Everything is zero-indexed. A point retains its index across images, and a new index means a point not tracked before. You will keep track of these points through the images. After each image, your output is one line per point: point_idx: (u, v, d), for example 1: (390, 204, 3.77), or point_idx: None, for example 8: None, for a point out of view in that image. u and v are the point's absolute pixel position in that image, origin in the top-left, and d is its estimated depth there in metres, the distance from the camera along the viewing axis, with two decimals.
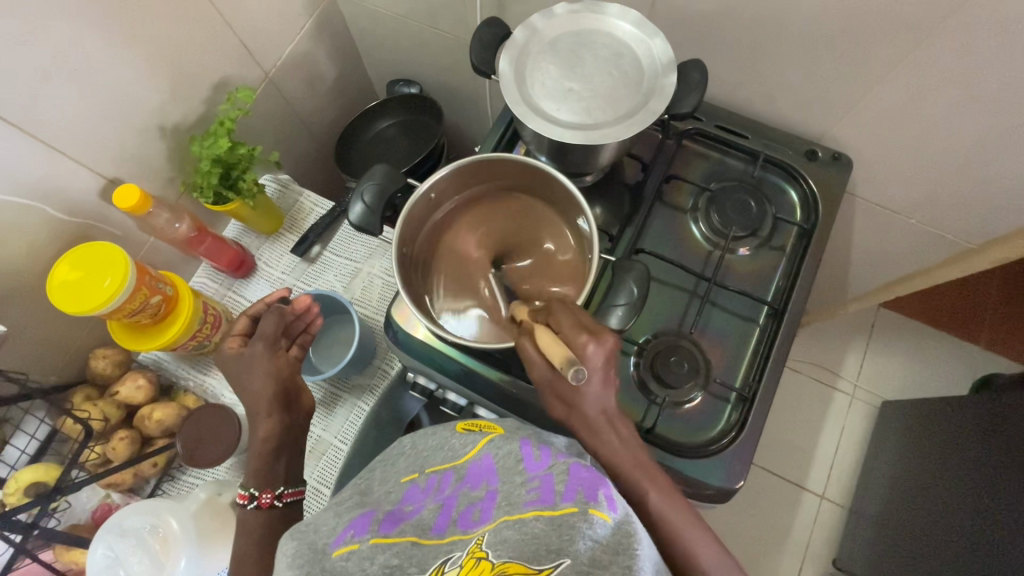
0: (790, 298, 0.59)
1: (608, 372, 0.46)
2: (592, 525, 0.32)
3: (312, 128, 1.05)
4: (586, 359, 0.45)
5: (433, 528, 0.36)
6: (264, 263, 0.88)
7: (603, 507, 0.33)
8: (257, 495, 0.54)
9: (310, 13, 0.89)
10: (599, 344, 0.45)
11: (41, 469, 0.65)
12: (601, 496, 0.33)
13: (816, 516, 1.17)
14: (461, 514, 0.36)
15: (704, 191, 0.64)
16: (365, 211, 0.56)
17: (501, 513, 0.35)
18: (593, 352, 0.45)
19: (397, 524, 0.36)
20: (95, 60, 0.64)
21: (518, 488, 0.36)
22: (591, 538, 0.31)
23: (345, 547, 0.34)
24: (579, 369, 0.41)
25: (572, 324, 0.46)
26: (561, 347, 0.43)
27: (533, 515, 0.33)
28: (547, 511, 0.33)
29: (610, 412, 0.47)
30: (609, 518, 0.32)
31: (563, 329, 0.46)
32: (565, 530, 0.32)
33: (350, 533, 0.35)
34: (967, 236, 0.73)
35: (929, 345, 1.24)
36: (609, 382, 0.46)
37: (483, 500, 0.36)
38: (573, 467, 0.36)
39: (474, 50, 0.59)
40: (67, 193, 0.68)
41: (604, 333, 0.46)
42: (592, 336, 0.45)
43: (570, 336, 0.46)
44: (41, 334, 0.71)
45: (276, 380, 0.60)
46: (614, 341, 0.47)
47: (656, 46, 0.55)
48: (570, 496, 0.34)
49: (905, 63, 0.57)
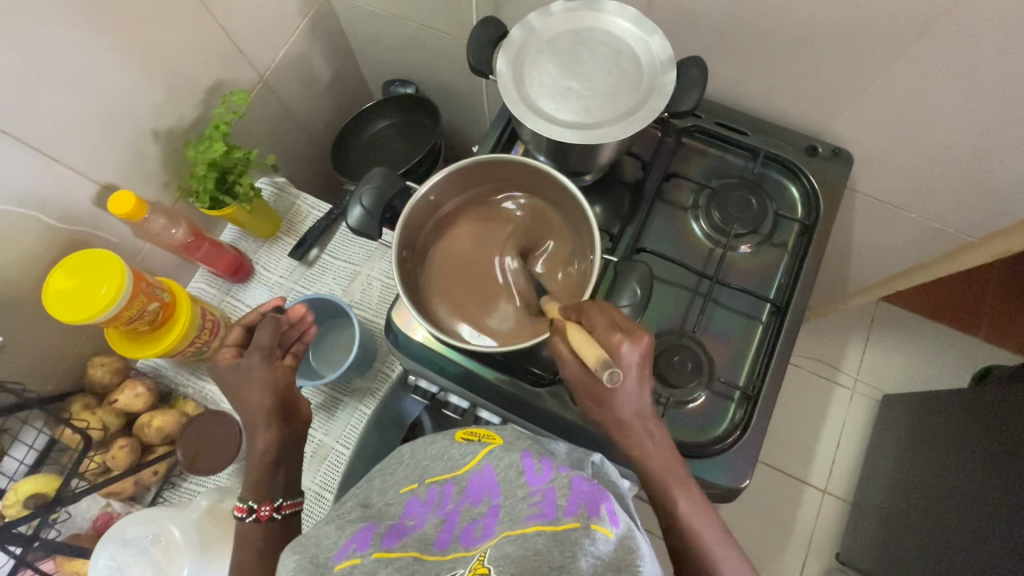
0: (793, 295, 0.59)
1: (645, 371, 0.45)
2: (594, 540, 0.31)
3: (307, 129, 1.04)
4: (621, 360, 0.44)
5: (435, 543, 0.35)
6: (262, 267, 0.88)
7: (606, 522, 0.32)
8: (255, 508, 0.54)
9: (304, 14, 0.89)
10: (633, 345, 0.44)
11: (38, 481, 0.65)
12: (603, 511, 0.33)
13: (818, 509, 1.17)
14: (463, 531, 0.36)
15: (704, 188, 0.63)
16: (363, 215, 0.56)
17: (503, 528, 0.34)
18: (627, 354, 0.44)
19: (399, 539, 0.35)
20: (87, 66, 0.63)
21: (520, 503, 0.36)
22: (593, 554, 0.31)
23: (347, 562, 0.33)
24: (614, 371, 0.40)
25: (605, 324, 0.45)
26: (591, 350, 0.42)
27: (535, 530, 0.33)
28: (548, 526, 0.33)
29: (643, 409, 0.46)
30: (612, 533, 0.32)
31: (598, 328, 0.44)
32: (567, 546, 0.31)
33: (351, 547, 0.34)
34: (967, 230, 0.73)
35: (929, 337, 1.25)
36: (645, 380, 0.46)
37: (486, 516, 0.36)
38: (575, 481, 0.36)
39: (471, 49, 0.58)
40: (60, 201, 0.67)
41: (640, 333, 0.45)
42: (627, 337, 0.44)
43: (603, 337, 0.44)
44: (38, 343, 0.71)
45: (273, 393, 0.59)
46: (650, 339, 0.45)
47: (656, 44, 0.55)
48: (572, 510, 0.33)
49: (907, 57, 0.56)
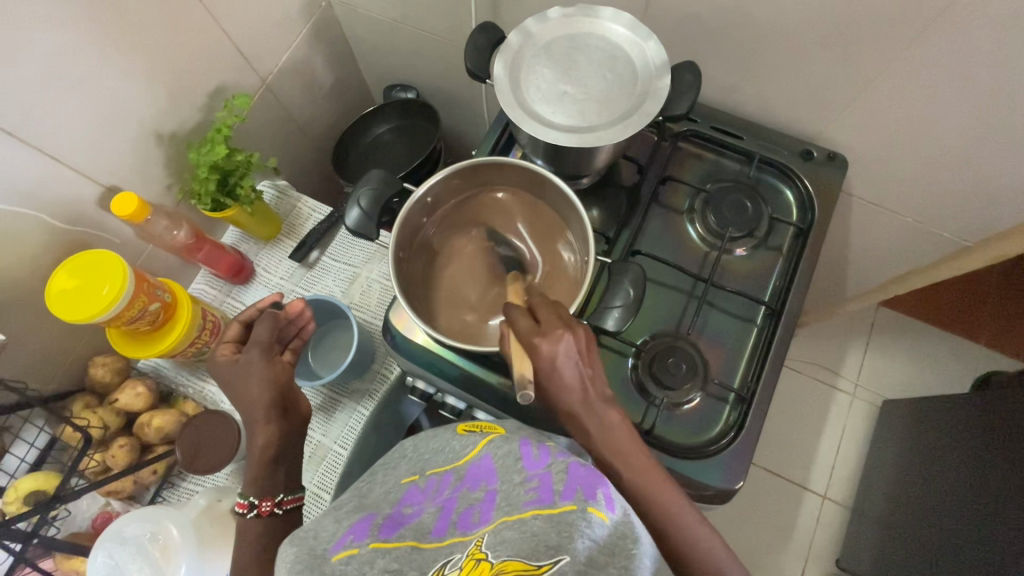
0: (788, 298, 0.59)
1: (578, 364, 0.46)
2: (591, 524, 0.33)
3: (309, 133, 1.05)
4: (544, 360, 0.45)
5: (433, 531, 0.36)
6: (263, 269, 0.88)
7: (601, 506, 0.34)
8: (256, 504, 0.55)
9: (307, 19, 0.90)
10: (552, 344, 0.46)
11: (39, 478, 0.66)
12: (600, 496, 0.35)
13: (818, 515, 1.17)
14: (462, 515, 0.36)
15: (700, 192, 0.64)
16: (360, 216, 0.56)
17: (501, 513, 0.35)
18: (547, 352, 0.45)
19: (397, 528, 0.36)
20: (93, 70, 0.64)
21: (518, 487, 0.36)
22: (589, 537, 0.33)
23: (344, 552, 0.34)
24: (524, 390, 0.44)
25: (527, 328, 0.47)
26: (518, 361, 0.47)
27: (533, 514, 0.34)
28: (546, 510, 0.34)
29: (589, 397, 0.46)
30: (607, 517, 0.34)
31: (520, 333, 0.47)
32: (563, 527, 0.33)
33: (349, 538, 0.35)
34: (964, 234, 0.73)
35: (929, 343, 1.24)
36: (580, 373, 0.46)
37: (483, 501, 0.37)
38: (572, 465, 0.37)
39: (468, 55, 0.59)
40: (65, 202, 0.68)
41: (560, 331, 0.46)
42: (545, 336, 0.46)
43: (525, 341, 0.46)
44: (40, 343, 0.71)
45: (272, 387, 0.60)
46: (576, 335, 0.46)
47: (650, 49, 0.56)
48: (569, 494, 0.34)
49: (901, 61, 0.57)
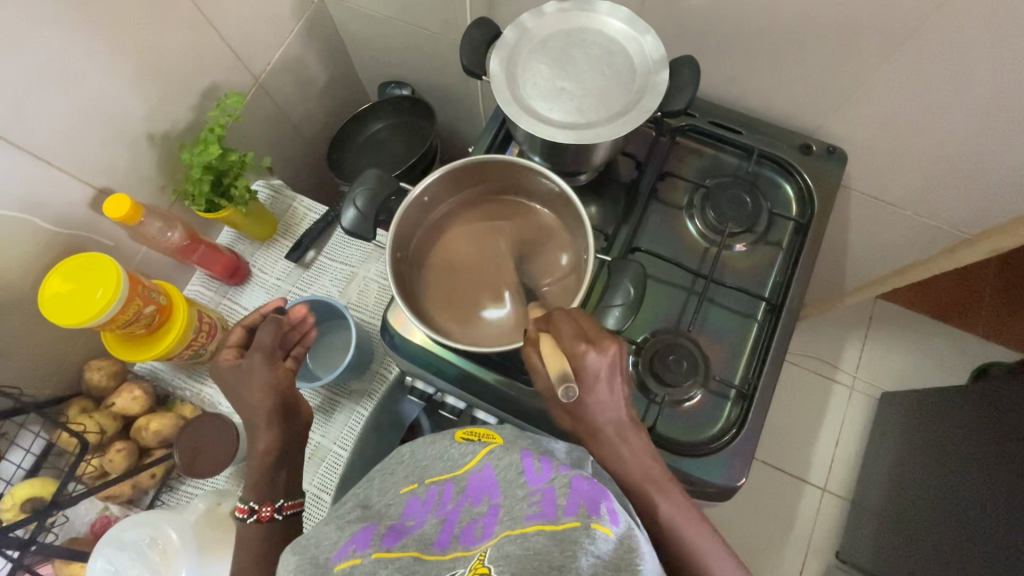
0: (789, 293, 0.58)
1: (614, 380, 0.46)
2: (594, 540, 0.31)
3: (302, 131, 1.04)
4: (590, 369, 0.45)
5: (435, 543, 0.35)
6: (259, 271, 0.88)
7: (605, 521, 0.32)
8: (256, 509, 0.55)
9: (299, 16, 0.89)
10: (601, 354, 0.45)
11: (35, 485, 0.65)
12: (603, 511, 0.33)
13: (817, 507, 1.17)
14: (464, 530, 0.36)
15: (698, 187, 0.63)
16: (357, 216, 0.56)
17: (502, 528, 0.34)
18: (594, 362, 0.45)
19: (399, 539, 0.35)
20: (80, 70, 0.63)
21: (520, 502, 0.35)
22: (593, 553, 0.31)
23: (348, 562, 0.33)
24: (568, 387, 0.42)
25: (573, 333, 0.46)
26: (557, 362, 0.44)
27: (534, 530, 0.32)
28: (549, 525, 0.32)
29: (620, 418, 0.46)
30: (612, 532, 0.32)
31: (563, 338, 0.46)
32: (567, 545, 0.31)
33: (351, 547, 0.34)
34: (962, 228, 0.73)
35: (927, 335, 1.25)
36: (618, 389, 0.46)
37: (486, 516, 0.36)
38: (575, 480, 0.35)
39: (464, 51, 0.59)
40: (56, 205, 0.67)
41: (608, 343, 0.46)
42: (594, 345, 0.45)
43: (570, 346, 0.45)
44: (36, 347, 0.71)
45: (274, 393, 0.59)
46: (619, 349, 0.46)
47: (648, 43, 0.55)
48: (572, 509, 0.33)
49: (901, 53, 0.56)
